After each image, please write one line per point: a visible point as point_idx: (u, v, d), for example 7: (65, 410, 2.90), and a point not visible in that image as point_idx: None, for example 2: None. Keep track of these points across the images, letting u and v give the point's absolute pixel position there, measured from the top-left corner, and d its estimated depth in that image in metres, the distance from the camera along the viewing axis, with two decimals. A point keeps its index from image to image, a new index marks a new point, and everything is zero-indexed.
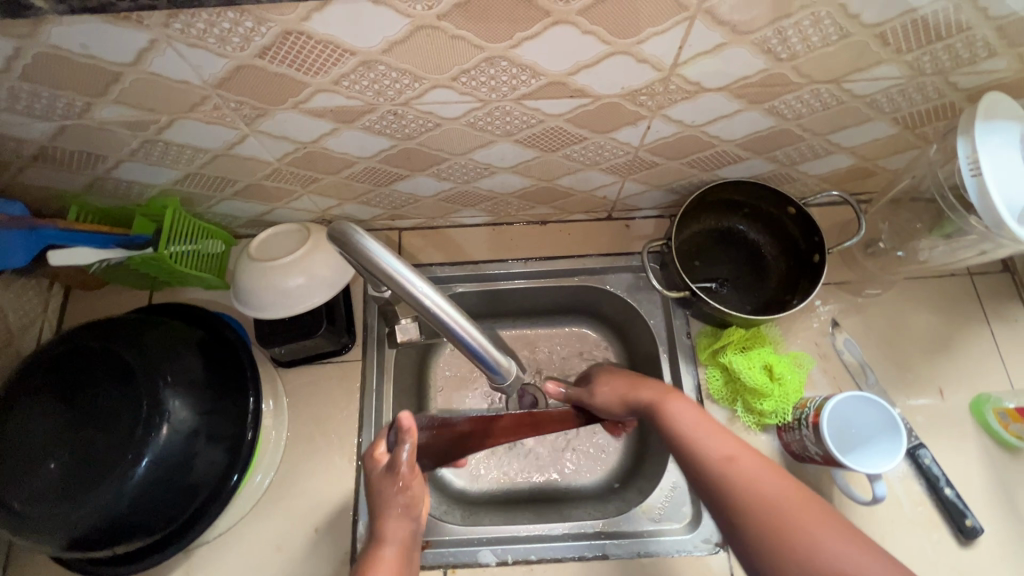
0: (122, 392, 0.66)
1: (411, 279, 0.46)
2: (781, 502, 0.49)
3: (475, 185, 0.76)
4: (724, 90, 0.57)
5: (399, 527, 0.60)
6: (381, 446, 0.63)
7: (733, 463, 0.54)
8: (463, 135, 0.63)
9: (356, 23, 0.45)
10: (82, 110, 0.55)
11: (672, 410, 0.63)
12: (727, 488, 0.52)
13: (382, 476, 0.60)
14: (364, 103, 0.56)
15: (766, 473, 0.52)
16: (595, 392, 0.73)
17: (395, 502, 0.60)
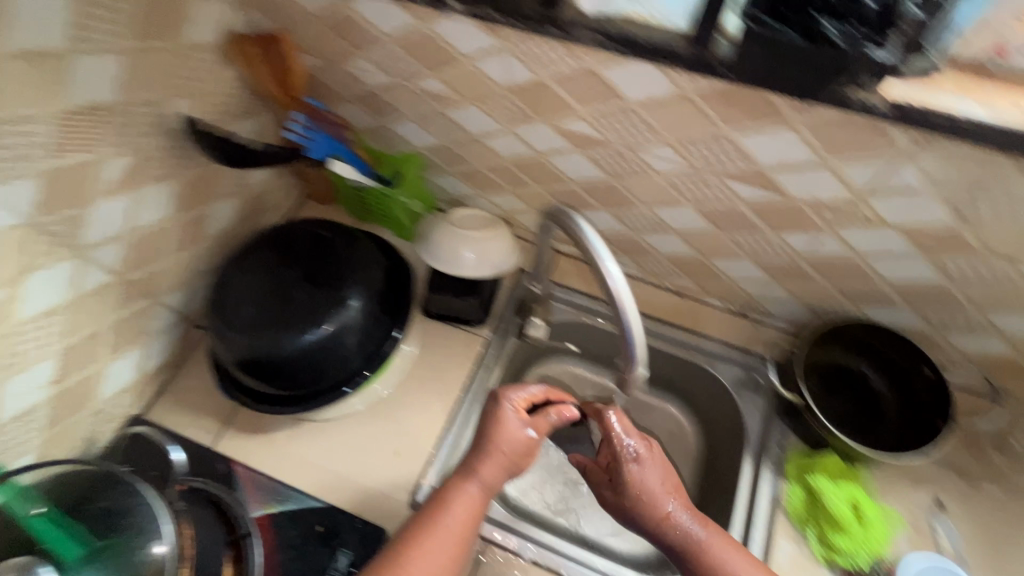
0: (331, 275, 0.85)
1: (605, 257, 0.57)
2: None
3: (642, 238, 0.88)
4: (902, 229, 0.65)
5: (494, 473, 0.68)
6: (522, 401, 0.72)
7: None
8: (659, 189, 0.76)
9: (636, 79, 0.62)
10: (414, 76, 0.77)
11: (706, 542, 0.67)
12: None
13: (506, 427, 0.69)
14: (603, 136, 0.71)
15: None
16: (642, 479, 0.69)
17: (492, 450, 0.68)
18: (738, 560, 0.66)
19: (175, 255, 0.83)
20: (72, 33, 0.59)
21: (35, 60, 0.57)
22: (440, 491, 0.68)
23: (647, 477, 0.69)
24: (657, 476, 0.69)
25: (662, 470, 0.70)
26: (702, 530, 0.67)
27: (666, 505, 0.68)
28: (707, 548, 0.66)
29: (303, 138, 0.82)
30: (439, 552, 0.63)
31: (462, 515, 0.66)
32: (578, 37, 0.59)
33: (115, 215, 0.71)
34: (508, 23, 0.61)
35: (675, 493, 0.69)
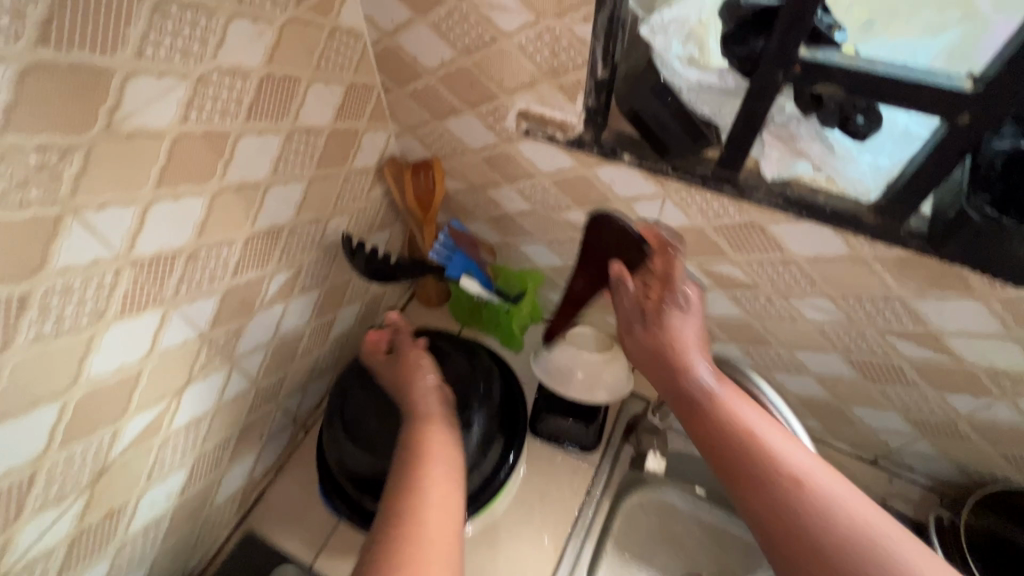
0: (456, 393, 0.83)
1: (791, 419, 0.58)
2: (849, 517, 0.50)
3: (771, 376, 0.84)
4: None
5: (427, 399, 0.69)
6: (381, 352, 0.79)
7: (813, 485, 0.52)
8: (805, 335, 0.74)
9: (808, 238, 0.61)
10: (559, 208, 0.80)
11: (717, 388, 0.60)
12: (779, 487, 0.53)
13: (404, 372, 0.74)
14: (753, 282, 0.71)
15: (821, 474, 0.53)
16: (671, 326, 0.67)
17: (416, 376, 0.72)
18: (760, 421, 0.56)
19: (302, 359, 0.84)
20: (273, 167, 0.64)
21: (241, 192, 0.61)
22: (403, 442, 0.64)
23: (681, 326, 0.67)
24: (691, 327, 0.67)
25: (692, 317, 0.68)
26: (714, 385, 0.61)
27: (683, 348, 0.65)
28: (724, 402, 0.59)
29: (444, 257, 0.87)
30: (431, 499, 0.56)
31: (443, 457, 0.61)
32: (754, 198, 0.60)
33: (266, 325, 0.73)
34: (680, 179, 0.63)
35: (705, 355, 0.65)
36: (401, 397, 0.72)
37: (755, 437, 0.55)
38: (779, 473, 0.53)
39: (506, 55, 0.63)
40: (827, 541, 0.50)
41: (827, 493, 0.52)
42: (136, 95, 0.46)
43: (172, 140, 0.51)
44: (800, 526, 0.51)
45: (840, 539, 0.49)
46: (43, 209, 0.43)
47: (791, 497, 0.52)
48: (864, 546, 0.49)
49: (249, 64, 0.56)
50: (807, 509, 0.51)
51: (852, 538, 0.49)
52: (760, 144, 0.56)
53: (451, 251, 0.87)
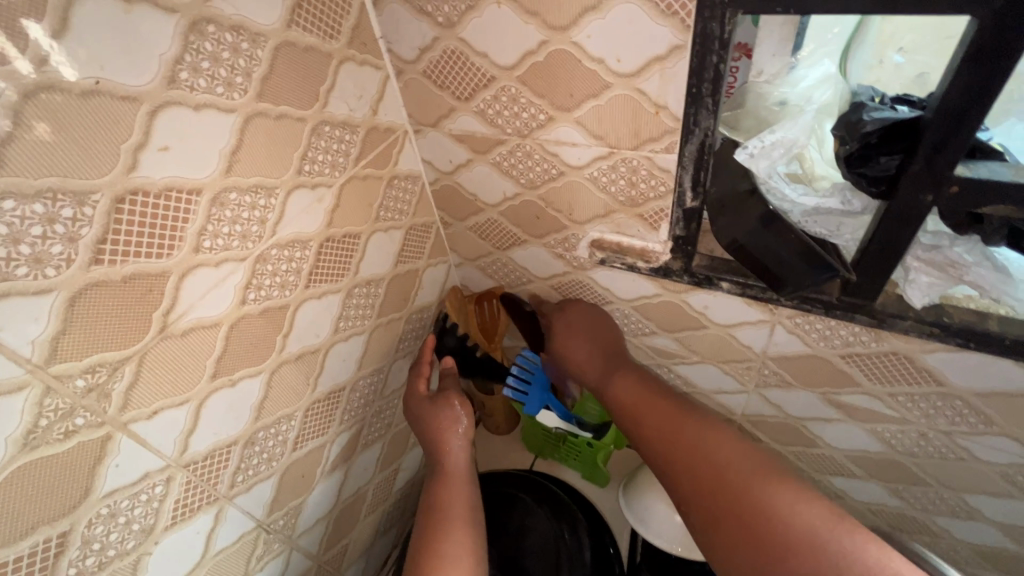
0: (548, 566, 0.72)
1: None
2: (731, 480, 0.52)
3: (931, 520, 0.68)
4: None
5: (455, 451, 0.68)
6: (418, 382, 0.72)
7: (706, 454, 0.55)
8: (978, 477, 0.59)
9: (977, 371, 0.49)
10: (643, 333, 0.71)
11: (615, 378, 0.67)
12: (679, 470, 0.57)
13: (432, 413, 0.69)
14: (901, 416, 0.58)
15: (715, 448, 0.55)
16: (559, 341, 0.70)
17: (447, 430, 0.68)
18: (671, 415, 0.61)
19: (366, 519, 0.76)
20: (334, 327, 0.60)
21: (301, 361, 0.56)
22: (424, 503, 0.64)
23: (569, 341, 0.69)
24: (577, 335, 0.68)
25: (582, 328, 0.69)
26: (612, 376, 0.68)
27: (584, 360, 0.69)
28: (613, 387, 0.67)
29: (520, 390, 0.78)
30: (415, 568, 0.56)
31: (456, 508, 0.62)
32: (898, 327, 0.49)
33: (326, 495, 0.66)
34: (798, 307, 0.53)
35: (598, 345, 0.69)
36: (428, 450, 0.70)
37: (644, 413, 0.63)
38: (672, 451, 0.58)
39: (577, 188, 0.58)
40: (709, 484, 0.53)
41: (714, 450, 0.55)
42: (191, 291, 0.43)
43: (229, 327, 0.47)
44: (688, 484, 0.55)
45: (725, 487, 0.52)
46: (90, 434, 0.39)
47: (681, 453, 0.57)
48: (739, 487, 0.51)
49: (309, 230, 0.53)
50: (697, 474, 0.55)
51: (735, 481, 0.52)
52: (907, 269, 0.46)
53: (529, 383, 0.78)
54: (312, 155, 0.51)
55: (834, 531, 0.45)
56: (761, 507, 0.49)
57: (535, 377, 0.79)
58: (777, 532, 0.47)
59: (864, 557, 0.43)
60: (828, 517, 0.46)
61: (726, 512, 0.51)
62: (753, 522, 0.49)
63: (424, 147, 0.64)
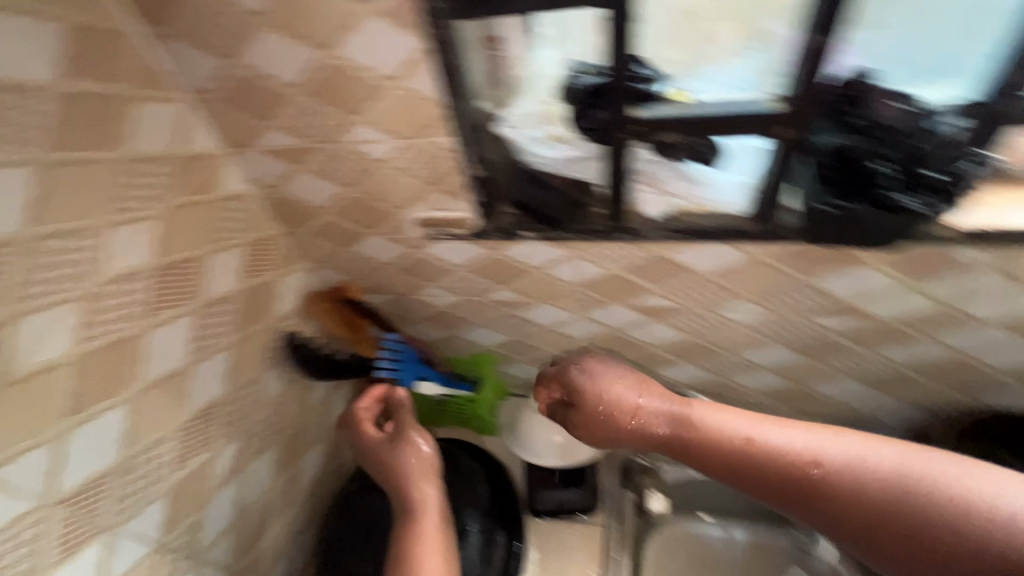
0: (444, 503, 0.82)
1: None
2: (877, 480, 0.44)
3: (731, 378, 0.89)
4: (999, 326, 0.67)
5: (423, 492, 0.70)
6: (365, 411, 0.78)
7: (841, 465, 0.46)
8: (743, 335, 0.79)
9: (707, 256, 0.67)
10: (488, 291, 0.83)
11: (688, 414, 0.55)
12: (837, 505, 0.45)
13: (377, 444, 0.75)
14: (679, 304, 0.76)
15: (825, 447, 0.47)
16: (595, 388, 0.61)
17: (424, 472, 0.71)
18: (763, 433, 0.51)
19: (279, 520, 0.81)
20: (191, 349, 0.63)
21: (163, 386, 0.59)
22: (400, 552, 0.66)
23: (604, 383, 0.61)
24: (609, 380, 0.61)
25: (616, 374, 0.61)
26: (685, 417, 0.55)
27: (641, 403, 0.59)
28: (703, 414, 0.55)
29: (393, 370, 0.85)
30: None
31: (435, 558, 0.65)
32: (649, 237, 0.65)
33: (227, 507, 0.70)
34: (583, 238, 0.67)
35: (643, 387, 0.60)
36: (393, 491, 0.72)
37: (767, 432, 0.50)
38: (797, 484, 0.47)
39: (389, 179, 0.67)
40: (871, 497, 0.43)
41: (854, 445, 0.46)
42: (23, 339, 0.46)
43: (73, 367, 0.50)
44: (855, 517, 0.44)
45: (926, 509, 0.41)
46: None
47: (856, 471, 0.45)
48: (893, 490, 0.43)
49: (141, 263, 0.56)
50: (837, 490, 0.45)
51: (904, 472, 0.43)
52: (634, 192, 0.62)
53: (398, 361, 0.86)
54: (126, 192, 0.54)
55: (974, 481, 0.40)
56: (941, 501, 0.41)
57: (402, 354, 0.86)
58: (978, 532, 0.39)
59: None
60: (973, 471, 0.41)
61: (916, 535, 0.41)
62: (971, 540, 0.39)
63: (245, 165, 0.69)
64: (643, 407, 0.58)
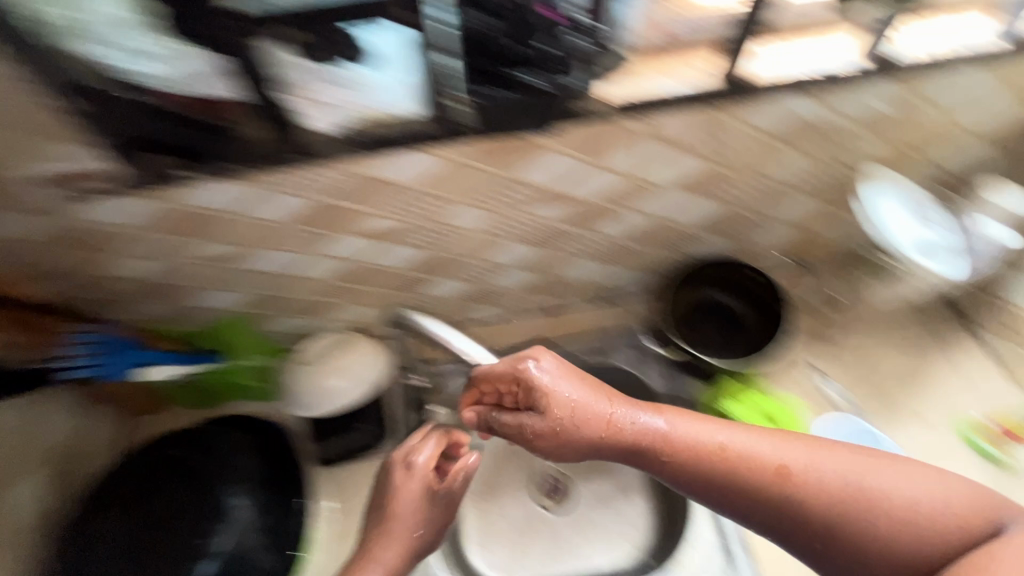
0: (197, 491, 0.73)
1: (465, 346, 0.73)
2: (839, 488, 0.52)
3: (489, 282, 0.91)
4: (674, 186, 0.76)
5: (404, 525, 0.73)
6: (433, 459, 0.76)
7: (797, 476, 0.53)
8: (479, 240, 0.80)
9: (401, 166, 0.64)
10: (190, 248, 0.71)
11: (668, 419, 0.61)
12: (789, 505, 0.53)
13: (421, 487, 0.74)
14: (403, 221, 0.73)
15: (810, 454, 0.55)
16: (543, 392, 0.63)
17: (405, 480, 0.74)
18: (712, 432, 0.58)
19: None
20: None
21: None
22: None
23: (551, 386, 0.63)
24: (563, 385, 0.64)
25: (567, 376, 0.64)
26: (654, 418, 0.61)
27: (557, 412, 0.63)
28: (677, 420, 0.61)
29: (93, 365, 0.74)
30: None
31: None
32: (328, 154, 0.60)
33: None
34: (256, 168, 0.60)
35: (600, 394, 0.64)
36: (377, 514, 0.74)
37: (719, 438, 0.57)
38: (696, 474, 0.58)
39: None
40: (828, 503, 0.52)
41: (807, 450, 0.55)
42: None
43: None
44: (802, 512, 0.52)
45: (835, 506, 0.51)
46: None
47: (820, 495, 0.52)
48: (826, 491, 0.52)
49: None
50: (797, 497, 0.53)
51: (857, 483, 0.52)
52: (288, 103, 0.54)
53: (97, 353, 0.74)
54: None
55: (829, 481, 0.52)
56: (862, 506, 0.51)
57: (102, 344, 0.75)
58: (862, 525, 0.50)
59: (951, 511, 0.50)
60: (913, 469, 0.53)
61: (822, 530, 0.52)
62: (846, 531, 0.51)
63: None
64: (564, 414, 0.63)
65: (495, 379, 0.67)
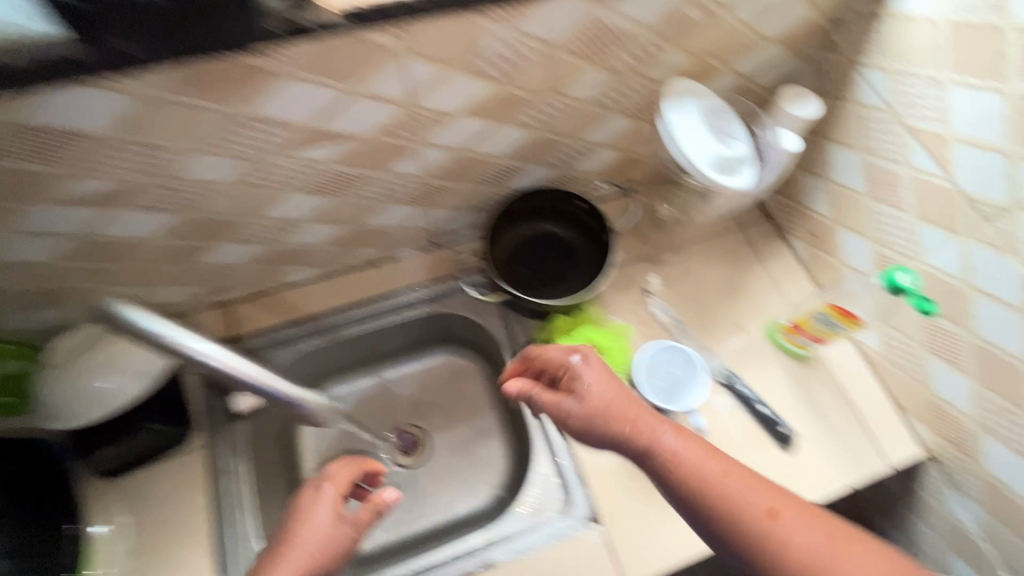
0: None
1: (187, 341, 0.48)
2: (819, 547, 0.53)
3: (286, 242, 0.78)
4: (465, 112, 0.66)
5: (314, 538, 0.62)
6: (342, 483, 0.68)
7: (782, 519, 0.54)
8: (244, 194, 0.66)
9: (73, 106, 0.50)
10: None
11: (671, 435, 0.61)
12: (761, 546, 0.54)
13: (328, 509, 0.65)
14: (122, 180, 0.58)
15: (794, 510, 0.55)
16: (579, 385, 0.66)
17: (317, 491, 0.66)
18: (708, 463, 0.59)
19: None
20: None
21: None
22: None
23: (587, 379, 0.66)
24: (593, 375, 0.66)
25: (602, 374, 0.67)
26: (659, 427, 0.62)
27: (571, 400, 0.65)
28: (681, 437, 0.61)
29: None
30: None
31: None
32: None
33: None
34: None
35: (622, 398, 0.65)
36: (278, 540, 0.63)
37: (721, 471, 0.58)
38: (685, 482, 0.58)
39: None
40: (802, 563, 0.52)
41: (808, 518, 0.55)
42: None
43: None
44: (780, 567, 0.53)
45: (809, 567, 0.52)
46: None
47: (799, 558, 0.52)
48: (801, 550, 0.53)
49: None
50: (773, 543, 0.53)
51: (833, 549, 0.52)
52: None
53: None
54: None
55: (813, 547, 0.53)
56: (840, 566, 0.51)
57: None
58: None
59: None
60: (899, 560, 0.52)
61: None
62: None
63: None
64: (570, 401, 0.65)
65: (552, 360, 0.69)
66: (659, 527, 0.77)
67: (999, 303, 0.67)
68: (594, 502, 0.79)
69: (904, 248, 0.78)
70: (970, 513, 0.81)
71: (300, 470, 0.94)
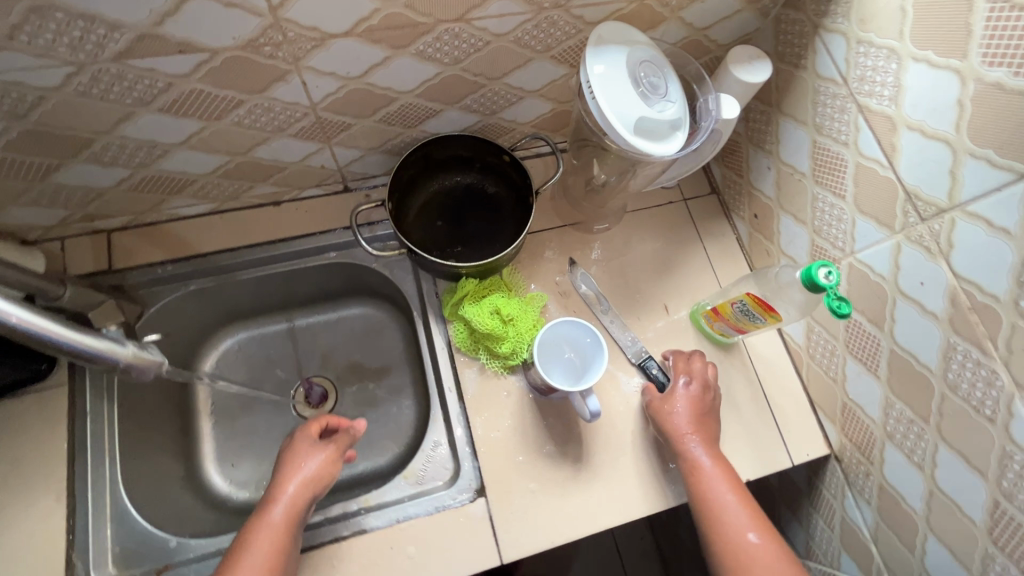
0: None
1: None
2: None
3: (159, 168, 0.69)
4: (350, 35, 0.56)
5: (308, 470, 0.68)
6: (317, 425, 0.73)
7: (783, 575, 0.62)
8: (85, 106, 0.57)
9: None
10: None
11: (722, 477, 0.70)
12: None
13: (307, 444, 0.71)
14: None
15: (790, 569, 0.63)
16: (672, 403, 0.75)
17: (313, 438, 0.72)
18: (736, 517, 0.66)
19: None
20: None
21: None
22: (244, 530, 0.63)
23: (678, 404, 0.75)
24: (680, 404, 0.74)
25: (688, 398, 0.75)
26: (707, 470, 0.70)
27: (676, 410, 0.74)
28: (721, 483, 0.69)
29: None
30: None
31: (266, 541, 0.62)
32: None
33: None
34: None
35: (699, 429, 0.73)
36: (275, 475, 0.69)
37: (743, 526, 0.66)
38: (707, 518, 0.68)
39: None
40: None
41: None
42: None
43: None
44: None
45: None
46: None
47: None
48: None
49: None
50: None
51: None
52: None
53: None
54: None
55: None
56: None
57: None
58: None
59: None
60: None
61: None
62: None
63: None
64: (677, 408, 0.74)
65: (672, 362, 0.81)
66: (543, 503, 0.75)
67: (918, 310, 0.63)
68: (482, 474, 0.76)
69: (837, 241, 0.72)
70: (860, 514, 0.80)
71: (195, 414, 0.90)
